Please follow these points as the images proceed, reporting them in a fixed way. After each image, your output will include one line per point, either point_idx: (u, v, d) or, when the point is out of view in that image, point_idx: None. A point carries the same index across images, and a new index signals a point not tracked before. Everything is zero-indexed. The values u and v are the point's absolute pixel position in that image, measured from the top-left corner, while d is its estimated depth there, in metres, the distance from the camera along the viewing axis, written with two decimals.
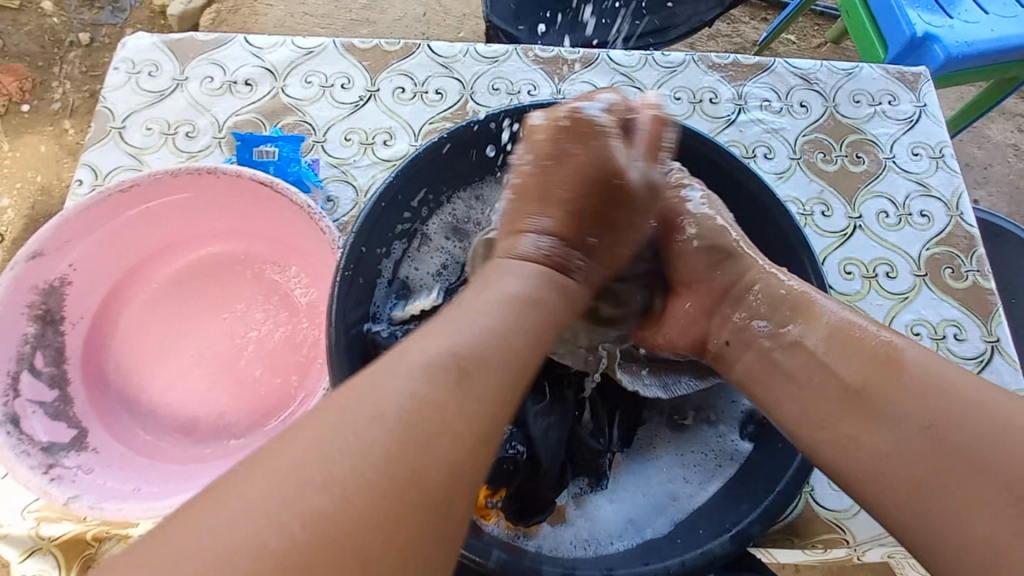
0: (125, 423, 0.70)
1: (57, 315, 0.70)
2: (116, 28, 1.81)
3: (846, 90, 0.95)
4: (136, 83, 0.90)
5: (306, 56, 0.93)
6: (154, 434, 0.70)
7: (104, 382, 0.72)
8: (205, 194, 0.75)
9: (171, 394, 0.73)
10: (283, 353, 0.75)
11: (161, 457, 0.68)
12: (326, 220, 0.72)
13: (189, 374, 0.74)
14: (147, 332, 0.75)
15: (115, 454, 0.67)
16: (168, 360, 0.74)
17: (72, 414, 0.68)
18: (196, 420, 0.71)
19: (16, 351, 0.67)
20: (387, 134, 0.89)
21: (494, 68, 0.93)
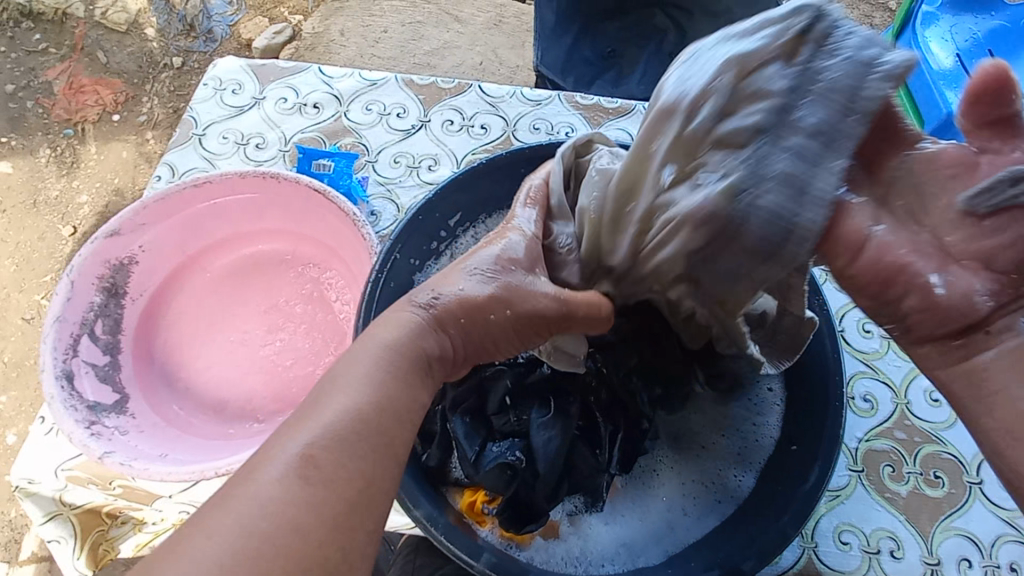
0: (164, 397, 0.76)
1: (121, 289, 0.78)
2: (205, 55, 2.03)
3: None
4: (220, 97, 1.02)
5: (370, 87, 1.03)
6: (186, 410, 0.75)
7: (151, 358, 0.78)
8: (266, 198, 0.84)
9: (208, 375, 0.78)
10: (314, 348, 0.80)
11: (191, 431, 0.73)
12: (368, 227, 0.79)
13: (226, 358, 0.79)
14: (196, 316, 0.82)
15: (149, 422, 0.72)
16: (210, 343, 0.80)
17: (118, 380, 0.74)
18: (227, 401, 0.77)
19: (82, 316, 0.74)
20: (432, 160, 0.97)
21: (537, 110, 1.01)
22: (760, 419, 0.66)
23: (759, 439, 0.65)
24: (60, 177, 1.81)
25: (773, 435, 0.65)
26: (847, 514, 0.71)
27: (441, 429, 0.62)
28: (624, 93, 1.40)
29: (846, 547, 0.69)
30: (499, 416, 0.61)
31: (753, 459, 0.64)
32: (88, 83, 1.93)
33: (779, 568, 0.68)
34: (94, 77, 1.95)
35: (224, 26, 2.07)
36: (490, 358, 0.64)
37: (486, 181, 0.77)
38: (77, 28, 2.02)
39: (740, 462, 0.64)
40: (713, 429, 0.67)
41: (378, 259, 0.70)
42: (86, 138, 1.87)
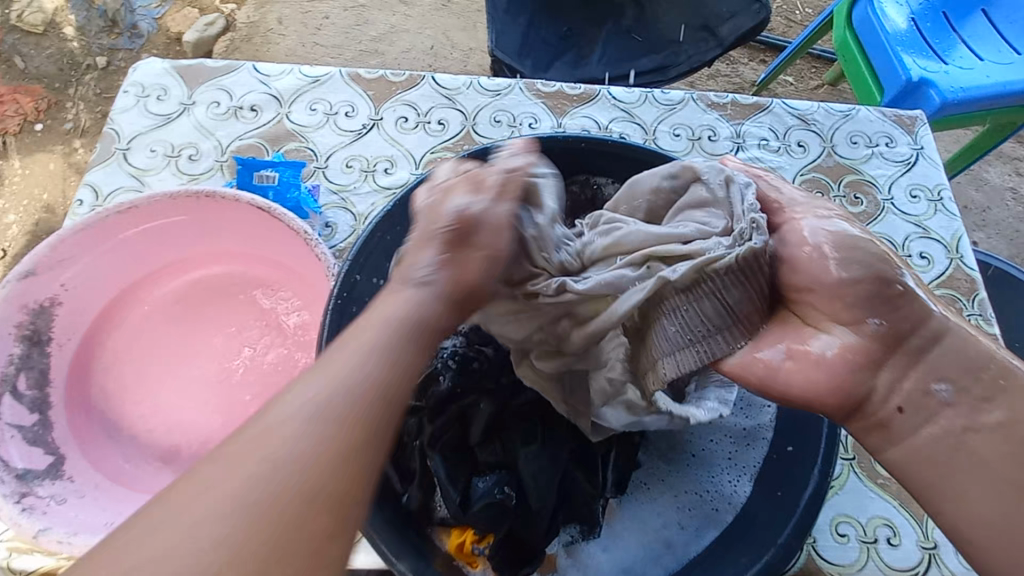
0: (107, 450, 0.68)
1: (45, 336, 0.69)
2: (132, 52, 1.86)
3: (843, 131, 0.96)
4: (143, 105, 0.91)
5: (312, 85, 0.94)
6: (133, 463, 0.68)
7: (90, 407, 0.70)
8: (204, 218, 0.75)
9: (157, 420, 0.71)
10: (273, 378, 0.73)
11: (139, 487, 0.66)
12: (321, 245, 0.72)
13: (176, 400, 0.72)
14: (137, 355, 0.74)
15: (92, 484, 0.64)
16: (157, 385, 0.73)
17: (51, 439, 0.66)
18: (178, 449, 0.69)
19: (1, 371, 0.65)
20: (387, 162, 0.90)
21: (497, 101, 0.95)
22: (749, 422, 0.63)
23: (755, 444, 0.62)
24: None
25: (767, 437, 0.62)
26: (842, 505, 0.70)
27: (421, 467, 0.58)
28: (585, 75, 1.35)
29: (843, 539, 0.68)
30: (482, 449, 0.58)
31: (747, 463, 0.61)
32: (3, 92, 1.75)
33: None
34: (9, 84, 1.77)
35: (150, 20, 1.90)
36: (467, 387, 0.60)
37: None
38: None
39: (734, 468, 0.62)
40: (704, 435, 0.64)
41: (336, 282, 0.63)
42: (6, 152, 1.69)
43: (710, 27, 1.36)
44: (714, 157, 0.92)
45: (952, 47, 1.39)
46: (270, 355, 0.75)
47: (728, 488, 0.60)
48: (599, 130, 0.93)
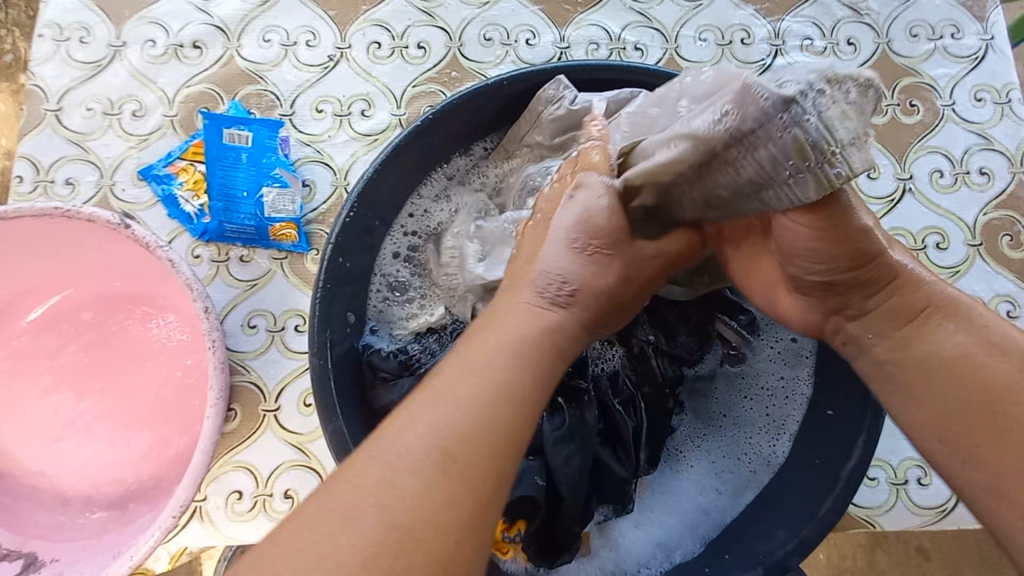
0: (25, 505, 0.65)
1: None
2: None
3: (903, 21, 0.80)
4: (66, 51, 0.77)
5: (262, 8, 0.78)
6: (52, 509, 0.65)
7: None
8: (13, 248, 0.62)
9: (70, 468, 0.67)
10: (131, 413, 0.68)
11: (61, 538, 0.63)
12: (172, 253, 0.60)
13: (38, 424, 0.67)
14: (14, 378, 0.68)
15: (37, 535, 0.63)
16: (34, 414, 0.67)
17: (5, 552, 0.61)
18: (92, 489, 0.66)
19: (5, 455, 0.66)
20: (364, 102, 0.76)
21: (485, 13, 0.79)
22: (788, 376, 0.59)
23: (790, 407, 0.59)
24: None
25: (807, 391, 0.58)
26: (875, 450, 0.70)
27: None
28: None
29: (873, 482, 0.69)
30: None
31: (787, 421, 0.59)
32: None
33: None
34: None
35: None
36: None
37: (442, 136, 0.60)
38: None
39: (771, 428, 0.59)
40: (737, 392, 0.61)
41: (320, 267, 0.55)
42: None
43: None
44: (747, 67, 0.78)
45: None
46: (132, 380, 0.69)
47: (764, 458, 0.58)
48: (611, 42, 0.78)
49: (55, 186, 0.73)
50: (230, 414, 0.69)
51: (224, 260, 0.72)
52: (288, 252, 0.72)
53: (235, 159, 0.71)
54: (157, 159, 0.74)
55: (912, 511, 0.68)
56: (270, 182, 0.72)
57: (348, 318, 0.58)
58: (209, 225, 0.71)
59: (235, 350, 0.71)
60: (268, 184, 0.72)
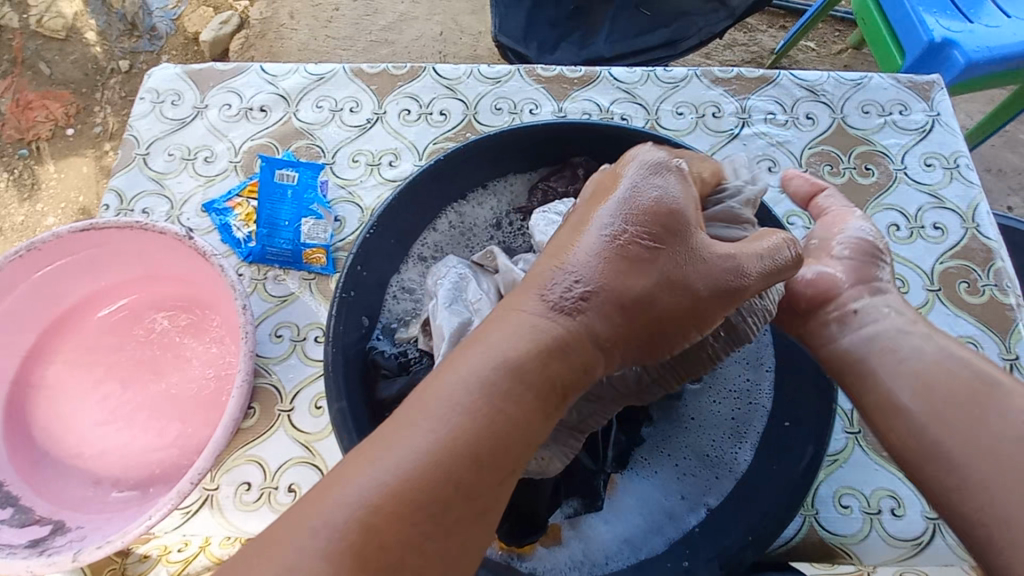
0: (59, 478, 0.73)
1: (51, 337, 0.79)
2: (153, 55, 1.91)
3: (854, 101, 0.94)
4: (159, 111, 0.95)
5: (317, 82, 0.97)
6: (82, 485, 0.73)
7: (37, 464, 0.73)
8: (100, 252, 0.78)
9: (104, 451, 0.75)
10: (165, 405, 0.77)
11: (88, 509, 0.71)
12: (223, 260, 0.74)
13: (84, 409, 0.77)
14: (71, 366, 0.79)
15: (67, 504, 0.71)
16: (83, 399, 0.78)
17: (38, 516, 0.68)
18: (118, 470, 0.74)
19: (50, 432, 0.75)
20: (392, 155, 0.92)
21: (496, 89, 0.96)
22: (751, 386, 0.66)
23: (753, 417, 0.64)
24: (23, 203, 1.75)
25: (767, 401, 0.64)
26: (846, 478, 0.72)
27: None
28: (594, 54, 1.30)
29: (846, 511, 0.71)
30: None
31: (749, 430, 0.64)
32: (34, 98, 1.83)
33: (782, 539, 0.70)
34: (40, 91, 1.84)
35: (168, 22, 1.93)
36: None
37: (452, 172, 0.74)
38: (14, 40, 1.88)
39: (735, 436, 0.64)
40: (704, 402, 0.67)
41: (341, 277, 0.67)
42: (42, 157, 1.79)
43: None
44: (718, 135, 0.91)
45: (980, 5, 1.32)
46: (172, 375, 0.79)
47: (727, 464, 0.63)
48: (601, 113, 0.93)
49: (133, 213, 0.88)
50: (250, 411, 0.77)
51: (262, 279, 0.84)
52: (317, 274, 0.84)
53: (281, 194, 0.85)
54: (219, 195, 0.89)
55: (888, 542, 0.69)
56: (308, 215, 0.85)
57: (363, 323, 0.69)
58: (253, 248, 0.84)
59: (262, 355, 0.80)
60: (306, 216, 0.85)
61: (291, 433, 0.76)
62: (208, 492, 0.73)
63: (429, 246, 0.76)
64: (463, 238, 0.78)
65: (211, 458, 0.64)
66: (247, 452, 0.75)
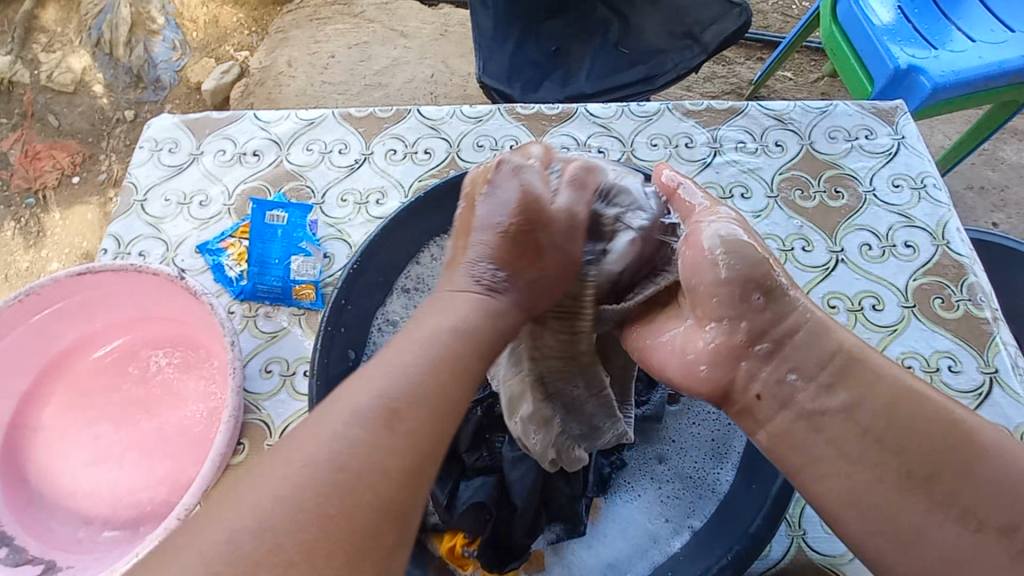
0: (48, 520, 0.73)
1: (47, 378, 0.81)
2: (156, 104, 1.99)
3: (821, 128, 0.98)
4: (158, 158, 1.00)
5: (308, 126, 1.02)
6: (72, 526, 0.73)
7: (30, 506, 0.74)
8: (97, 295, 0.80)
9: (96, 491, 0.76)
10: (156, 443, 0.79)
11: (77, 550, 0.71)
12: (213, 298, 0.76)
13: (76, 449, 0.78)
14: (65, 407, 0.80)
15: (55, 545, 0.71)
16: (75, 439, 0.79)
17: (29, 558, 0.69)
18: (107, 510, 0.75)
19: (42, 474, 0.76)
20: (379, 193, 0.95)
21: (478, 127, 1.00)
22: None
23: (732, 438, 0.66)
24: (28, 249, 1.80)
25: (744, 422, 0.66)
26: None
27: None
28: (575, 91, 1.35)
29: (834, 530, 0.70)
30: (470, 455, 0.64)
31: (728, 451, 0.65)
32: (42, 149, 1.90)
33: (770, 561, 0.69)
34: (48, 141, 1.92)
35: (171, 72, 2.02)
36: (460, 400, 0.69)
37: (432, 208, 0.78)
38: (24, 95, 1.97)
39: (715, 458, 0.65)
40: (684, 425, 0.68)
41: (325, 312, 0.70)
42: (48, 205, 1.85)
43: (694, 33, 1.35)
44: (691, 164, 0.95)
45: (944, 32, 1.38)
46: (164, 413, 0.80)
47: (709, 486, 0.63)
48: (578, 146, 0.97)
49: (130, 256, 0.91)
50: (239, 447, 0.78)
51: (253, 316, 0.86)
52: (306, 310, 0.87)
53: (272, 234, 0.88)
54: (213, 237, 0.92)
55: None
56: (298, 253, 0.88)
57: (349, 354, 0.70)
58: (245, 286, 0.87)
59: (252, 391, 0.81)
60: (296, 254, 0.88)
61: None
62: None
63: (414, 276, 0.77)
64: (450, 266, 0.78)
65: (198, 494, 0.65)
66: None
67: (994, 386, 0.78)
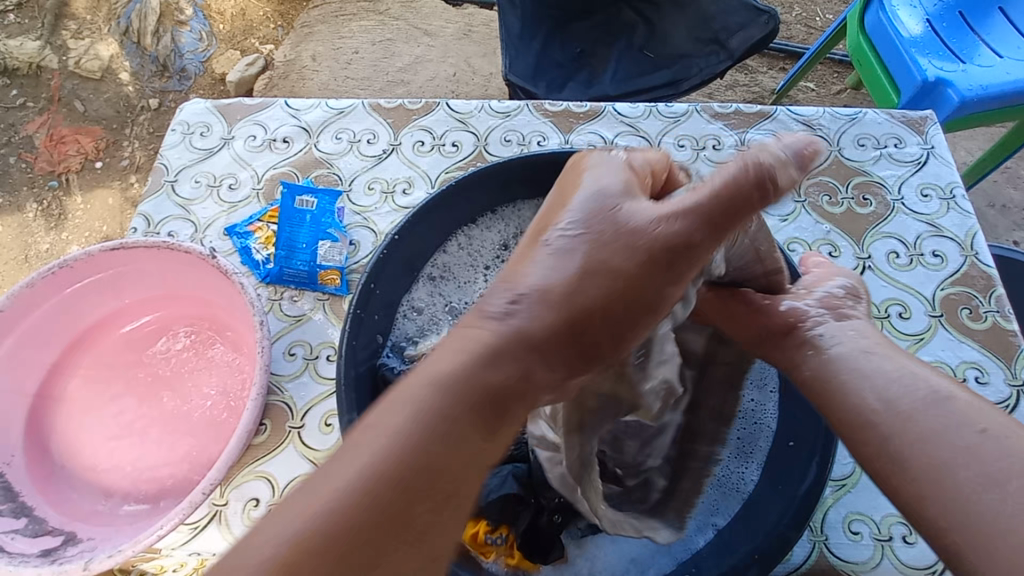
0: (71, 492, 0.74)
1: (74, 351, 0.82)
2: (181, 93, 2.01)
3: (850, 135, 0.98)
4: (189, 141, 1.01)
5: (338, 115, 1.03)
6: (94, 498, 0.74)
7: (52, 477, 0.75)
8: (127, 270, 0.81)
9: (118, 464, 0.77)
10: (179, 420, 0.79)
11: (100, 522, 0.72)
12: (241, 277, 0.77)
13: (101, 423, 0.79)
14: (91, 382, 0.81)
15: (79, 517, 0.72)
16: (100, 413, 0.80)
17: (50, 527, 0.70)
18: (128, 485, 0.75)
19: (67, 446, 0.77)
20: (406, 183, 0.96)
21: (506, 122, 1.01)
22: (757, 406, 0.67)
23: (760, 440, 0.65)
24: (49, 231, 1.82)
25: (774, 424, 0.65)
26: (856, 504, 0.71)
27: None
28: (600, 92, 1.35)
29: (857, 537, 0.70)
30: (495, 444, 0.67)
31: (755, 452, 0.64)
32: (68, 133, 1.94)
33: (791, 565, 0.69)
34: (73, 126, 1.95)
35: (197, 63, 2.04)
36: None
37: (462, 192, 0.77)
38: (52, 79, 2.00)
39: (742, 457, 0.65)
40: (715, 422, 0.66)
41: (353, 295, 0.70)
42: (71, 188, 1.88)
43: (720, 39, 1.34)
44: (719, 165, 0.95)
45: (973, 46, 1.37)
46: (187, 391, 0.81)
47: (735, 485, 0.63)
48: (605, 144, 0.98)
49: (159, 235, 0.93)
50: (261, 428, 0.78)
51: (278, 299, 0.87)
52: (331, 295, 0.87)
53: (301, 219, 0.89)
54: (241, 220, 0.93)
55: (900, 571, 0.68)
56: (325, 238, 0.89)
57: (376, 339, 0.71)
58: (271, 269, 0.88)
59: (275, 373, 0.82)
60: (323, 239, 0.89)
61: (300, 449, 0.77)
62: (217, 508, 0.74)
63: (440, 264, 0.79)
64: (476, 256, 0.81)
65: (222, 470, 0.65)
66: (257, 468, 0.76)
67: (1022, 399, 0.77)
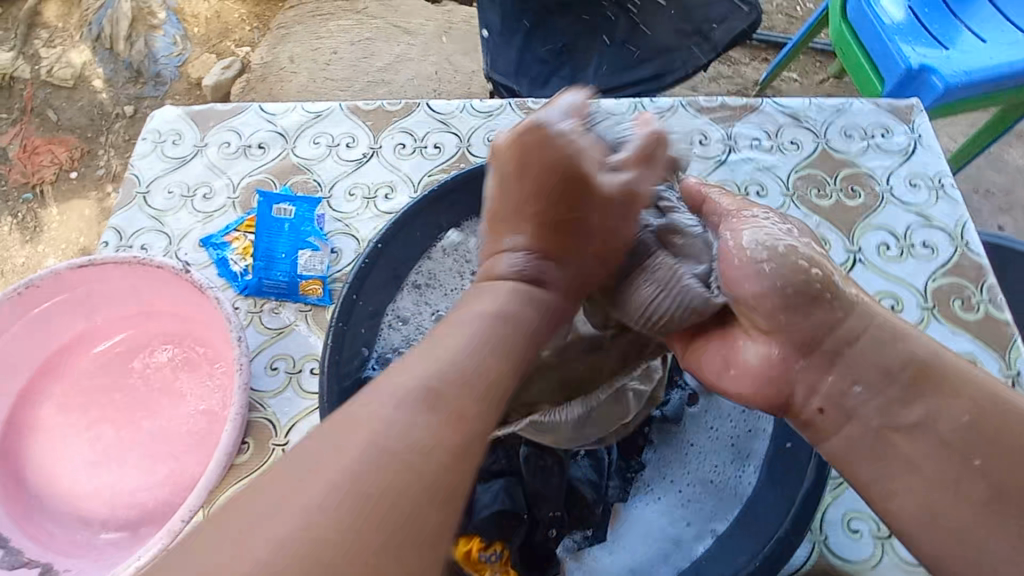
0: (47, 521, 0.72)
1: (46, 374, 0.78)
2: (157, 100, 1.96)
3: (837, 125, 0.97)
4: (161, 150, 0.98)
5: (315, 119, 1.00)
6: (71, 527, 0.71)
7: (27, 506, 0.72)
8: (97, 287, 0.78)
9: (94, 491, 0.74)
10: (157, 442, 0.76)
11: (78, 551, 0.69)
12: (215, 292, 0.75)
13: (75, 448, 0.76)
14: (64, 405, 0.78)
15: (56, 548, 0.69)
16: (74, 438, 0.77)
17: (27, 559, 0.67)
18: (106, 511, 0.72)
19: (40, 473, 0.74)
20: (388, 188, 0.93)
21: (490, 122, 0.98)
22: (748, 409, 0.66)
23: (754, 441, 0.64)
24: (24, 245, 1.77)
25: (768, 426, 0.64)
26: (855, 502, 0.70)
27: None
28: None
29: (857, 536, 0.69)
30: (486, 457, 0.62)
31: (750, 454, 0.63)
32: (40, 144, 1.88)
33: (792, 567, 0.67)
34: (46, 136, 1.89)
35: (172, 68, 1.99)
36: None
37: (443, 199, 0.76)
38: (23, 89, 1.94)
39: (736, 460, 0.64)
40: (704, 428, 0.67)
41: (335, 306, 0.69)
42: (45, 200, 1.82)
43: (703, 31, 1.33)
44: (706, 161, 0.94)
45: (954, 33, 1.37)
46: (166, 411, 0.78)
47: (730, 487, 0.62)
48: None
49: (132, 249, 0.89)
50: (244, 446, 0.75)
51: (258, 311, 0.84)
52: (313, 305, 0.85)
53: (279, 228, 0.87)
54: (217, 230, 0.90)
55: (902, 569, 0.67)
56: (305, 247, 0.87)
57: (363, 351, 0.69)
58: (250, 281, 0.85)
59: (257, 389, 0.79)
60: (304, 248, 0.87)
61: None
62: None
63: (427, 269, 0.75)
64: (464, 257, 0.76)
65: (202, 495, 0.63)
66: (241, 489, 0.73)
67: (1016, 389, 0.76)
